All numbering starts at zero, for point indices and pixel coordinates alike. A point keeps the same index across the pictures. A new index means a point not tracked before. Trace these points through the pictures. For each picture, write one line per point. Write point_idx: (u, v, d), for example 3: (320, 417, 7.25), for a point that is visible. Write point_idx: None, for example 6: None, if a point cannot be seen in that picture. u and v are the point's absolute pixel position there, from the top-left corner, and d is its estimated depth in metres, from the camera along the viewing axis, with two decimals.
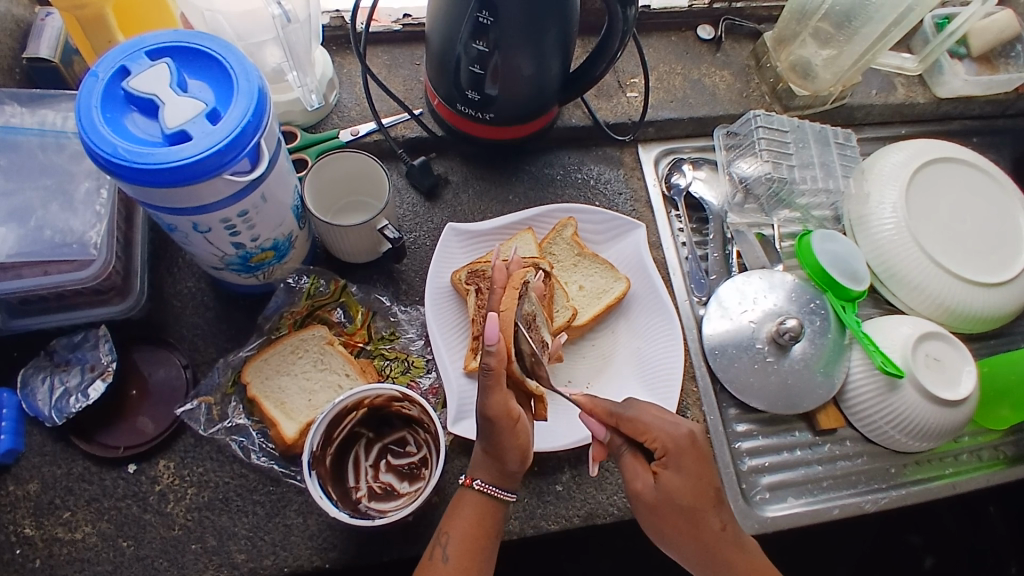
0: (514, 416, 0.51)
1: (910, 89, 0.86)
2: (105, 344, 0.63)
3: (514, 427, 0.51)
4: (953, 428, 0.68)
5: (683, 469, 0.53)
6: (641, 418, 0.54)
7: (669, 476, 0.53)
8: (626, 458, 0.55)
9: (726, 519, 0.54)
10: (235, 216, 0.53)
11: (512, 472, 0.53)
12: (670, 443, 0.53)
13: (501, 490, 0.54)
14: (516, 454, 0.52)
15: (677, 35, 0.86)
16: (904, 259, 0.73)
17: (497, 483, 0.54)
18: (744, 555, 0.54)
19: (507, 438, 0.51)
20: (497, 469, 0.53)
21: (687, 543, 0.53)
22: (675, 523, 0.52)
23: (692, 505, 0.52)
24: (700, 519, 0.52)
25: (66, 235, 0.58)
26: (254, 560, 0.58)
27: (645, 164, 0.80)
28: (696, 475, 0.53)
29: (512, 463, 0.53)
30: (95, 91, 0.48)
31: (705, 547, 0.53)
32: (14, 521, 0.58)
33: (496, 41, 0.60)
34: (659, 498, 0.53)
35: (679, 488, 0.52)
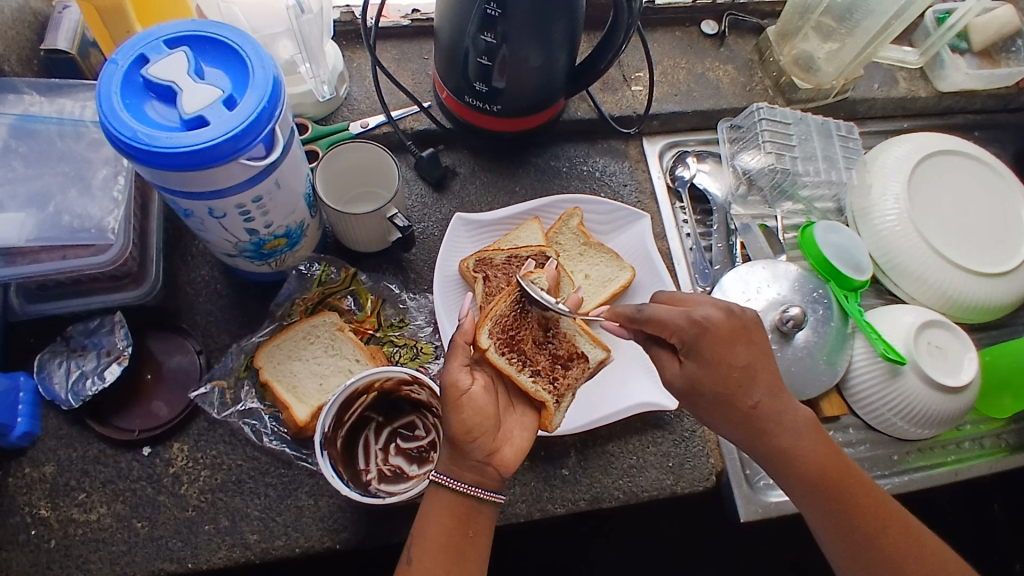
0: (455, 389, 0.52)
1: (912, 83, 0.87)
2: (120, 330, 0.64)
3: (458, 400, 0.52)
4: (954, 416, 0.68)
5: (702, 357, 0.51)
6: (655, 316, 0.52)
7: (695, 367, 0.52)
8: (655, 349, 0.55)
9: (763, 398, 0.52)
10: (250, 201, 0.55)
11: (470, 460, 0.51)
12: (685, 335, 0.51)
13: (460, 482, 0.51)
14: (462, 433, 0.51)
15: (681, 30, 0.87)
16: (906, 250, 0.74)
17: (454, 474, 0.51)
18: (782, 429, 0.53)
19: (452, 416, 0.51)
20: (457, 459, 0.52)
21: (728, 429, 0.53)
22: (709, 409, 0.53)
23: (727, 390, 0.51)
24: (731, 403, 0.52)
25: (83, 220, 0.59)
26: (267, 541, 0.59)
27: (650, 157, 0.81)
28: (720, 358, 0.51)
29: (467, 449, 0.51)
30: (115, 78, 0.49)
31: (745, 427, 0.53)
32: (30, 502, 0.59)
33: (504, 33, 0.61)
34: (683, 382, 0.53)
35: (705, 370, 0.51)
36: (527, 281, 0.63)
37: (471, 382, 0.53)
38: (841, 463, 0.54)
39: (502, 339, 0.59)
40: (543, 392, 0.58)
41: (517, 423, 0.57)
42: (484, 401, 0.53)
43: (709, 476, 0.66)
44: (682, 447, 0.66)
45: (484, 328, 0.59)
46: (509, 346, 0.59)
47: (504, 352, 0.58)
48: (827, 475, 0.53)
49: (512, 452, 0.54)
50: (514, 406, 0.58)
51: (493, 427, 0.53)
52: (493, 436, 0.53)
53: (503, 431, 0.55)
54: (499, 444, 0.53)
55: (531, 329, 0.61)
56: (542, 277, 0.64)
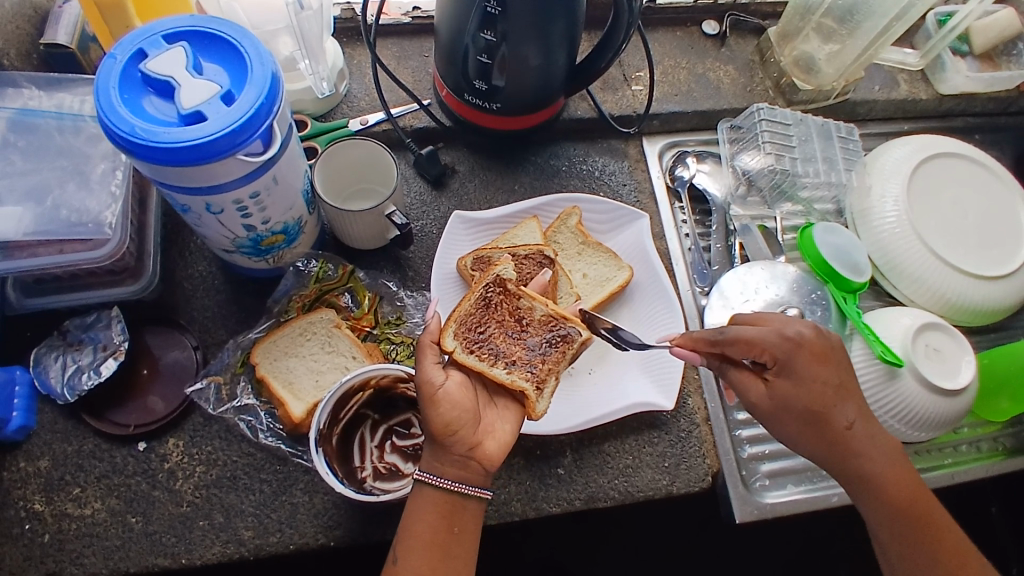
0: (429, 386, 0.51)
1: (912, 85, 0.87)
2: (117, 325, 0.64)
3: (435, 397, 0.51)
4: (952, 419, 0.68)
5: (798, 372, 0.54)
6: (744, 337, 0.54)
7: (787, 383, 0.54)
8: (734, 373, 0.56)
9: (855, 418, 0.55)
10: (247, 197, 0.55)
11: (451, 455, 0.51)
12: (779, 352, 0.54)
13: (444, 479, 0.51)
14: (444, 428, 0.51)
15: (682, 30, 0.87)
16: (905, 252, 0.74)
17: (437, 470, 0.51)
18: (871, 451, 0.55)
19: (429, 411, 0.51)
20: (438, 454, 0.51)
21: (811, 446, 0.55)
22: (796, 425, 0.54)
23: (815, 405, 0.54)
24: (824, 420, 0.54)
25: (81, 214, 0.59)
26: (261, 537, 0.59)
27: (650, 157, 0.81)
28: (813, 377, 0.54)
29: (447, 444, 0.51)
30: (114, 73, 0.49)
31: (829, 446, 0.55)
32: (24, 496, 0.59)
33: (504, 32, 0.61)
34: (777, 404, 0.54)
35: (796, 385, 0.54)
36: (493, 274, 0.63)
37: (445, 378, 0.53)
38: (918, 491, 0.55)
39: (468, 337, 0.59)
40: (521, 381, 0.56)
41: (496, 416, 0.56)
42: (460, 395, 0.52)
43: (705, 476, 0.66)
44: (678, 447, 0.66)
45: (448, 331, 0.59)
46: (476, 343, 0.58)
47: (472, 350, 0.57)
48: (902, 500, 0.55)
49: (495, 445, 0.53)
50: (494, 401, 0.57)
51: (473, 421, 0.52)
52: (473, 429, 0.52)
53: (484, 425, 0.54)
54: (481, 438, 0.53)
55: (503, 319, 0.60)
56: (507, 267, 0.64)
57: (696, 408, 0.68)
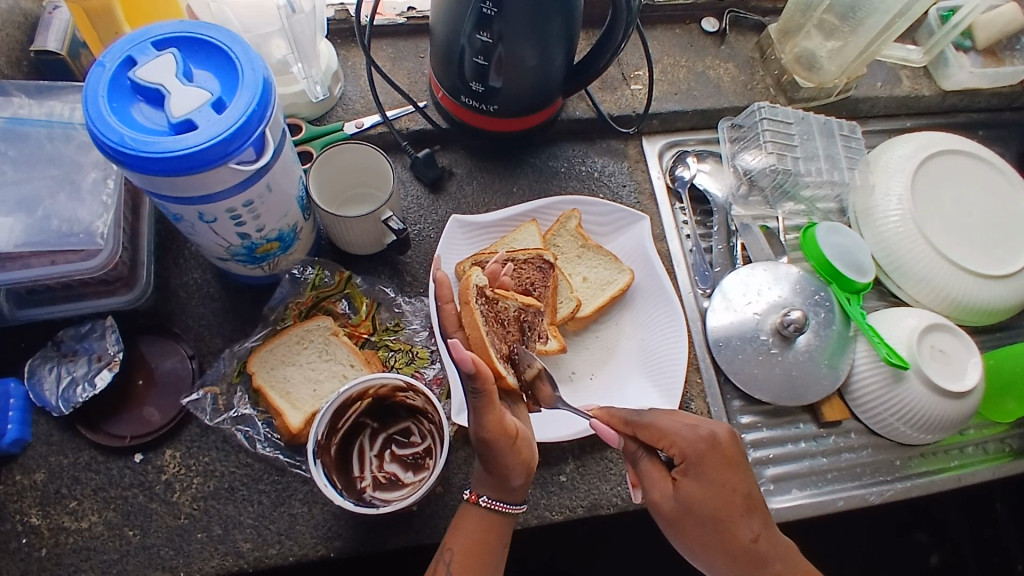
0: (503, 425, 0.52)
1: (915, 81, 0.86)
2: (111, 334, 0.63)
3: (513, 443, 0.52)
4: (958, 421, 0.67)
5: (704, 477, 0.52)
6: (658, 424, 0.55)
7: (690, 485, 0.53)
8: (645, 465, 0.55)
9: (761, 533, 0.52)
10: (241, 205, 0.54)
11: (522, 484, 0.55)
12: (688, 449, 0.53)
13: (511, 505, 0.55)
14: (521, 468, 0.53)
15: (681, 27, 0.86)
16: (909, 251, 0.73)
17: (505, 498, 0.54)
18: (780, 566, 0.52)
19: (512, 457, 0.52)
20: (508, 488, 0.54)
21: (715, 557, 0.52)
22: (699, 535, 0.52)
23: (716, 514, 0.52)
24: (727, 532, 0.52)
25: (73, 225, 0.58)
26: (259, 549, 0.59)
27: (650, 157, 0.80)
28: (719, 482, 0.52)
29: (521, 479, 0.54)
30: (102, 81, 0.48)
31: (732, 558, 0.52)
32: (20, 510, 0.58)
33: (500, 33, 0.60)
34: (679, 507, 0.52)
35: (699, 490, 0.52)
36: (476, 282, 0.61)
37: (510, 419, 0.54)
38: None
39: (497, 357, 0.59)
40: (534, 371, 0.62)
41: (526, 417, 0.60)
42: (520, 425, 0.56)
43: None
44: None
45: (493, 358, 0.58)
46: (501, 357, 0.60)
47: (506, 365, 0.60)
48: None
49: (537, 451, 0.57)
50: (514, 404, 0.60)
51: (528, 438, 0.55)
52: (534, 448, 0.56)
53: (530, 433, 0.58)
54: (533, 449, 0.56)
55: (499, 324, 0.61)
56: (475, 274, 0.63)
57: (699, 412, 0.68)
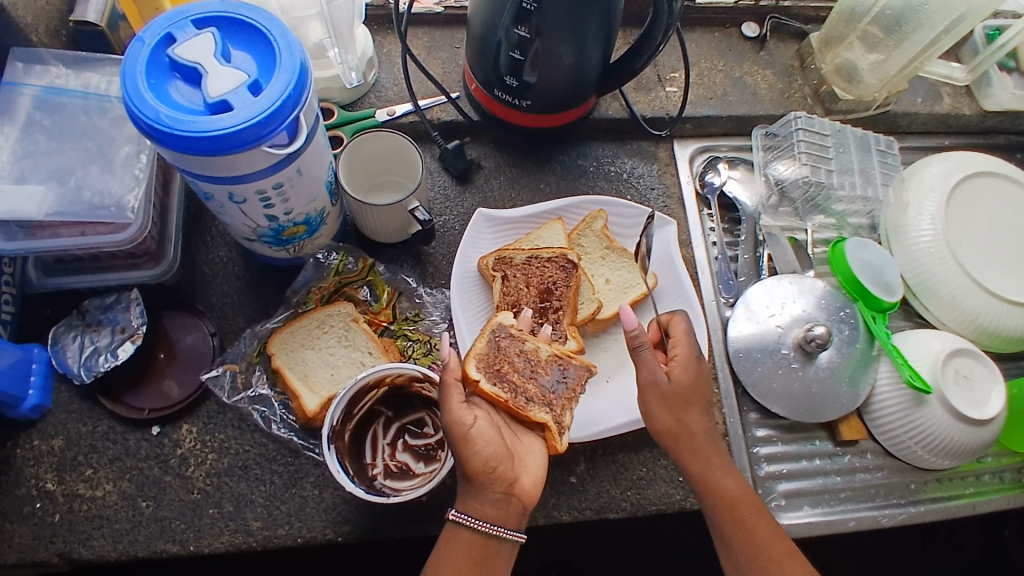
0: (460, 427, 0.50)
1: (957, 99, 0.84)
2: (136, 308, 0.64)
3: (467, 438, 0.50)
4: (977, 448, 0.66)
5: (692, 369, 0.58)
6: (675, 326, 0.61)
7: (682, 373, 0.58)
8: (647, 354, 0.57)
9: (710, 426, 0.59)
10: (271, 188, 0.54)
11: (490, 495, 0.51)
12: (684, 348, 0.59)
13: (483, 521, 0.51)
14: (479, 469, 0.51)
15: (721, 31, 0.84)
16: (938, 272, 0.71)
17: (477, 511, 0.51)
18: (717, 456, 0.58)
19: (467, 454, 0.50)
20: (477, 496, 0.51)
21: (675, 434, 0.57)
22: (675, 411, 0.57)
23: (693, 394, 0.58)
24: (692, 413, 0.57)
25: (104, 197, 0.59)
26: (269, 528, 0.59)
27: (680, 161, 0.79)
28: (700, 376, 0.59)
29: (485, 483, 0.51)
30: (141, 58, 0.48)
31: (690, 438, 0.57)
32: (37, 475, 0.60)
33: (538, 27, 0.59)
34: (670, 386, 0.57)
35: (685, 368, 0.58)
36: (496, 321, 0.60)
37: (475, 418, 0.52)
38: (747, 496, 0.57)
39: (489, 372, 0.56)
40: (542, 414, 0.55)
41: (528, 449, 0.55)
42: (493, 433, 0.52)
43: None
44: None
45: (469, 364, 0.56)
46: (498, 381, 0.56)
47: (497, 381, 0.56)
48: (735, 500, 0.57)
49: (532, 480, 0.54)
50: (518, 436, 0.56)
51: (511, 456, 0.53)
52: (511, 465, 0.52)
53: (519, 459, 0.54)
54: (519, 473, 0.53)
55: (511, 360, 0.58)
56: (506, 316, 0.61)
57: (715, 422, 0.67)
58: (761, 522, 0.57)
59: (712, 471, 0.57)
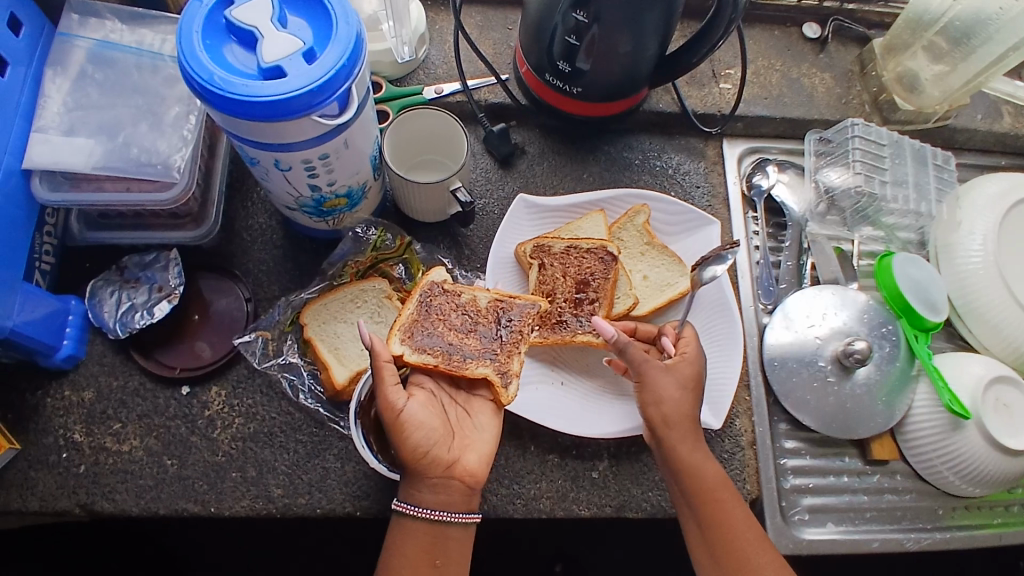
0: (392, 412, 0.50)
1: (1018, 119, 0.81)
2: (174, 268, 0.64)
3: (400, 426, 0.50)
4: (1011, 479, 0.64)
5: (692, 361, 0.59)
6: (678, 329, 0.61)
7: (683, 364, 0.58)
8: (637, 351, 0.57)
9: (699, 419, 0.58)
10: (317, 158, 0.53)
11: (428, 480, 0.51)
12: (689, 345, 0.60)
13: (423, 507, 0.51)
14: (411, 457, 0.51)
15: (781, 29, 0.82)
16: (986, 296, 0.69)
17: (415, 498, 0.51)
18: (702, 445, 0.58)
19: (397, 440, 0.50)
20: (415, 483, 0.51)
21: (672, 422, 0.57)
22: (673, 401, 0.57)
23: (692, 385, 0.58)
24: (691, 402, 0.58)
25: (151, 155, 0.59)
26: (290, 497, 0.60)
27: (728, 161, 0.77)
28: (698, 369, 0.59)
29: (422, 469, 0.51)
30: (198, 17, 0.48)
31: (683, 425, 0.57)
32: (66, 425, 0.60)
33: (597, 13, 0.58)
34: (670, 376, 0.57)
35: (690, 364, 0.59)
36: (427, 280, 0.59)
37: (407, 401, 0.52)
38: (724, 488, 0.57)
39: (414, 338, 0.56)
40: (481, 368, 0.55)
41: (480, 423, 0.56)
42: (425, 415, 0.52)
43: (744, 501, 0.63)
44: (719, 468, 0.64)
45: (394, 337, 0.56)
46: (428, 345, 0.55)
47: (427, 350, 0.55)
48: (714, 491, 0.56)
49: (476, 458, 0.54)
50: (470, 399, 0.57)
51: (446, 438, 0.53)
52: (448, 447, 0.53)
53: (459, 436, 0.54)
54: (459, 454, 0.53)
55: (447, 318, 0.57)
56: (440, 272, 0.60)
57: (743, 429, 0.66)
58: (735, 508, 0.56)
59: (698, 461, 0.57)
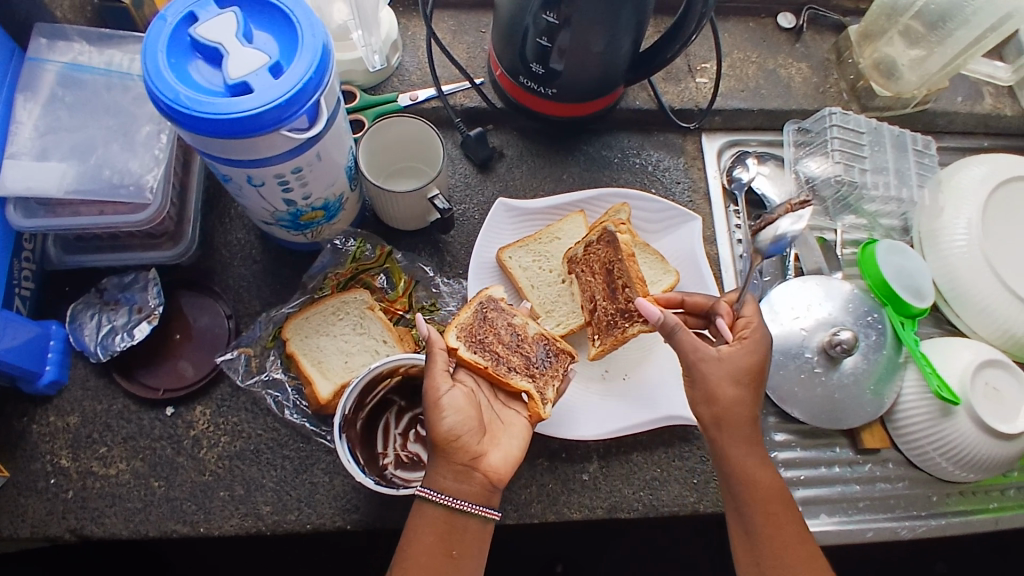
0: (433, 392, 0.51)
1: (998, 99, 0.81)
2: (153, 287, 0.64)
3: (437, 405, 0.51)
4: (1005, 463, 0.64)
5: (750, 351, 0.54)
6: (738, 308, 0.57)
7: (739, 355, 0.54)
8: (683, 334, 0.54)
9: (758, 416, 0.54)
10: (289, 172, 0.53)
11: (452, 465, 0.51)
12: (752, 332, 0.55)
13: (443, 494, 0.50)
14: (442, 438, 0.51)
15: (756, 21, 0.82)
16: (973, 280, 0.69)
17: (438, 485, 0.50)
18: (757, 448, 0.54)
19: (433, 420, 0.51)
20: (440, 468, 0.51)
21: (723, 421, 0.53)
22: (728, 396, 0.53)
23: (746, 379, 0.54)
24: (746, 399, 0.53)
25: (123, 176, 0.58)
26: (279, 513, 0.59)
27: (707, 155, 0.77)
28: (756, 362, 0.54)
29: (449, 453, 0.51)
30: (162, 36, 0.47)
31: (739, 424, 0.53)
32: (52, 451, 0.60)
33: (567, 14, 0.58)
34: (722, 366, 0.54)
35: (751, 354, 0.54)
36: (487, 294, 0.61)
37: (450, 387, 0.53)
38: (781, 500, 0.53)
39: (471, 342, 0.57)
40: (523, 382, 0.56)
41: (511, 431, 0.55)
42: (465, 404, 0.53)
43: None
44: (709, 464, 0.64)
45: (450, 332, 0.57)
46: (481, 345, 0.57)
47: (479, 351, 0.57)
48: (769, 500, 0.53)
49: (501, 457, 0.53)
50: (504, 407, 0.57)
51: (478, 431, 0.52)
52: (477, 440, 0.52)
53: (490, 435, 0.54)
54: (486, 449, 0.52)
55: (498, 332, 0.59)
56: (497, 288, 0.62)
57: None
58: (789, 522, 0.53)
59: (751, 467, 0.53)
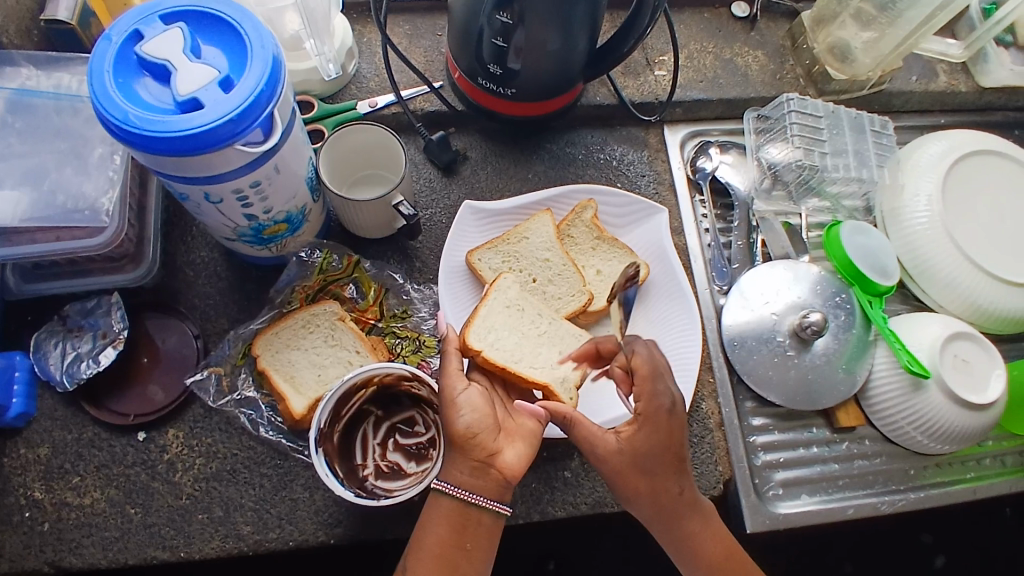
0: (448, 390, 0.51)
1: (952, 76, 0.82)
2: (117, 312, 0.62)
3: (453, 403, 0.50)
4: (978, 433, 0.65)
5: (652, 432, 0.51)
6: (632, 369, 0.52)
7: (643, 440, 0.51)
8: (582, 429, 0.52)
9: (688, 487, 0.52)
10: (248, 186, 0.52)
11: (468, 461, 0.49)
12: (648, 407, 0.51)
13: (458, 488, 0.48)
14: (459, 435, 0.49)
15: (710, 11, 0.82)
16: (936, 255, 0.70)
17: (454, 480, 0.49)
18: (695, 516, 0.53)
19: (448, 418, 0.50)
20: (455, 463, 0.49)
21: (649, 509, 0.52)
22: (644, 484, 0.51)
23: (660, 463, 0.51)
24: (661, 485, 0.51)
25: (78, 200, 0.57)
26: (260, 532, 0.58)
27: (670, 146, 0.78)
28: (666, 441, 0.51)
29: (466, 448, 0.49)
30: (109, 55, 0.47)
31: (662, 509, 0.52)
32: (24, 484, 0.59)
33: (521, 13, 0.57)
34: (625, 458, 0.51)
35: (654, 433, 0.51)
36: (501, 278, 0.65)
37: (466, 387, 0.52)
38: (737, 552, 0.55)
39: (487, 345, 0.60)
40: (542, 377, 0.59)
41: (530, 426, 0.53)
42: (482, 402, 0.51)
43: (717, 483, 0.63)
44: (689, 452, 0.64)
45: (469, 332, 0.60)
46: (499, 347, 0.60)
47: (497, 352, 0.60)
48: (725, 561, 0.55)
49: (517, 454, 0.50)
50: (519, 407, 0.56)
51: (495, 427, 0.51)
52: (493, 436, 0.50)
53: (507, 431, 0.52)
54: (502, 445, 0.50)
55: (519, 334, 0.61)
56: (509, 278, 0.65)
57: (710, 412, 0.66)
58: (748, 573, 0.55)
59: (693, 538, 0.54)
